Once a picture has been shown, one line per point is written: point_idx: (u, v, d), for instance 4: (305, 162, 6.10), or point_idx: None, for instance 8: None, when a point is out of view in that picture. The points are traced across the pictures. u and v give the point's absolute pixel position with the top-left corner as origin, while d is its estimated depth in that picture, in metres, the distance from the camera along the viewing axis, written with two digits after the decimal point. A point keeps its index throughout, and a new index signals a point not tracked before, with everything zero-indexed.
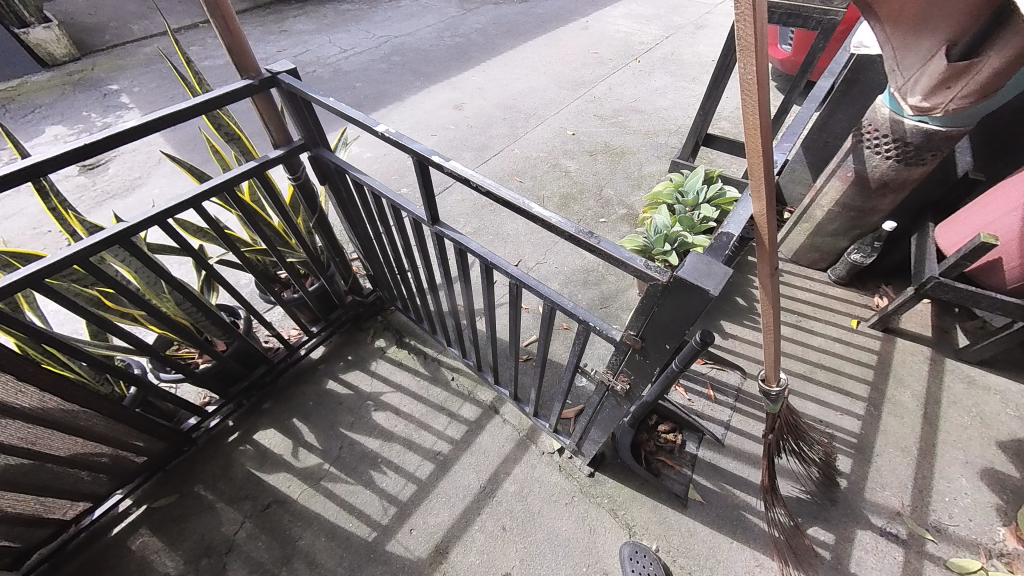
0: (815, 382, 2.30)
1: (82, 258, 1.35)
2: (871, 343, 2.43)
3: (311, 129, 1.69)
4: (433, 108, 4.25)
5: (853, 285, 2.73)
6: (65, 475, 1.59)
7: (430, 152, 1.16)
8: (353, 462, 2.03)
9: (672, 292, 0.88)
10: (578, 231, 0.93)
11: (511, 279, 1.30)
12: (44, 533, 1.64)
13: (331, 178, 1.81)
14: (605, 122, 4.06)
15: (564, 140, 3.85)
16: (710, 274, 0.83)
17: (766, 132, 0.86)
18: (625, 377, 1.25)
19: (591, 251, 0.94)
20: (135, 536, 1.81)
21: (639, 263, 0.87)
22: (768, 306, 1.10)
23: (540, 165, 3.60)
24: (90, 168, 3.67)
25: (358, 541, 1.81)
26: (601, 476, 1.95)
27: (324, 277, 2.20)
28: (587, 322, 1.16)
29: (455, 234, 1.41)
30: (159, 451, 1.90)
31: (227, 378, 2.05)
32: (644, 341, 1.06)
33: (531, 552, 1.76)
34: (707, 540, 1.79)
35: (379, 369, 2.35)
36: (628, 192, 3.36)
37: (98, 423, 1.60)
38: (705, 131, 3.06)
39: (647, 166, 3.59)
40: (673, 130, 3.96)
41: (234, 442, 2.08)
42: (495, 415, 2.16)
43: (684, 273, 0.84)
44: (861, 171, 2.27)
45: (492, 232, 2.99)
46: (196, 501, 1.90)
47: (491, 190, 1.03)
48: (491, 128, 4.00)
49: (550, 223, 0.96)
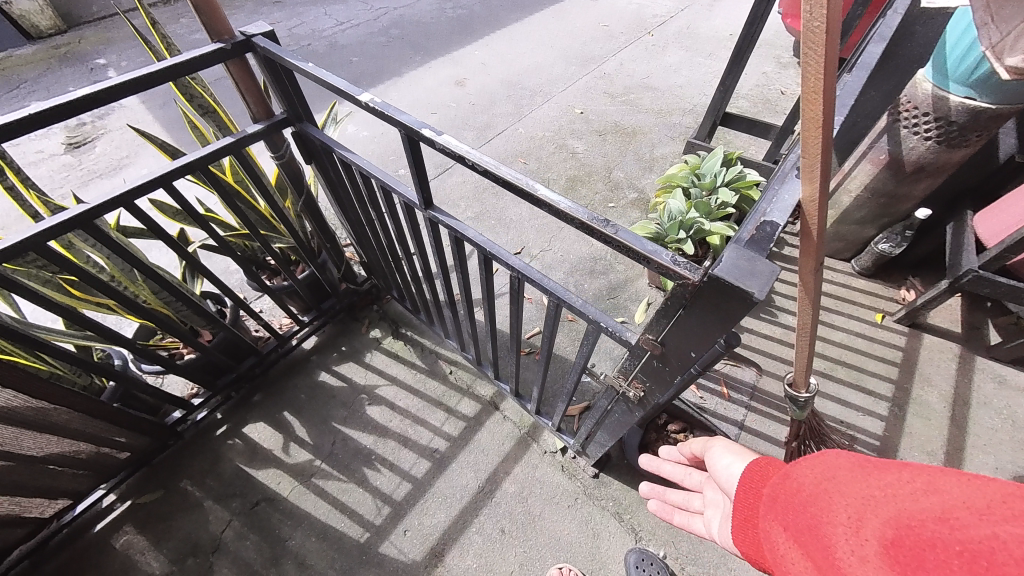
0: (835, 379, 2.16)
1: (41, 247, 1.23)
2: (896, 340, 2.29)
3: (294, 102, 1.53)
4: (434, 85, 4.03)
5: (878, 276, 2.57)
6: (42, 473, 1.51)
7: (419, 125, 0.99)
8: (346, 458, 1.94)
9: (705, 294, 0.73)
10: (592, 219, 0.77)
11: (512, 272, 1.15)
12: (21, 532, 1.56)
13: (317, 157, 1.65)
14: (617, 100, 3.82)
15: (571, 119, 3.63)
16: (752, 272, 0.67)
17: (830, 97, 0.71)
18: (639, 384, 1.13)
19: (607, 243, 0.79)
20: (119, 533, 1.73)
21: (665, 258, 0.73)
22: (805, 305, 0.96)
23: (546, 145, 3.40)
24: (76, 146, 3.52)
25: (350, 542, 1.72)
26: (605, 477, 1.85)
27: (315, 265, 2.08)
28: (598, 322, 1.02)
29: (449, 219, 1.24)
30: (143, 446, 1.81)
31: (213, 370, 1.95)
32: (665, 346, 0.93)
33: (531, 556, 1.68)
34: (718, 547, 1.69)
35: (374, 361, 2.24)
36: (638, 175, 3.17)
37: (73, 420, 1.52)
38: (723, 109, 2.87)
39: (659, 147, 3.38)
40: (688, 109, 3.72)
41: (222, 435, 2.00)
42: (496, 411, 2.05)
43: (721, 271, 0.68)
44: (896, 153, 2.09)
45: (495, 216, 2.84)
46: (183, 498, 1.82)
47: (490, 168, 0.87)
48: (495, 106, 3.78)
49: (559, 208, 0.80)
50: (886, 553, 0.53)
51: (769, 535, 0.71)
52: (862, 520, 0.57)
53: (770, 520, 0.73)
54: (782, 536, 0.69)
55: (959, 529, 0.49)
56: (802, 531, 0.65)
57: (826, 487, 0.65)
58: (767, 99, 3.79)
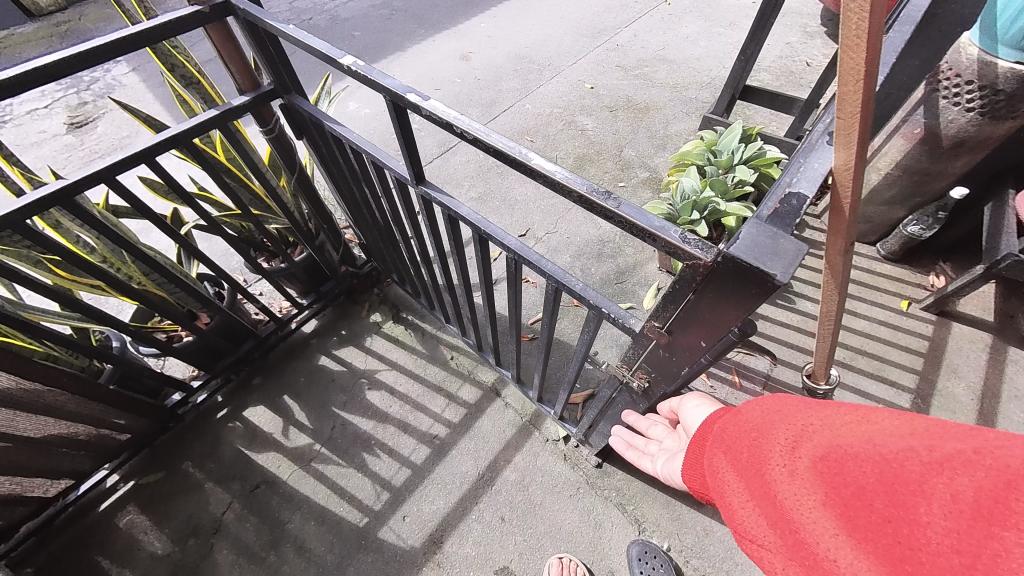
0: (855, 369, 2.05)
1: (19, 224, 1.18)
2: (922, 328, 2.16)
3: (280, 72, 1.43)
4: (438, 59, 3.86)
5: (905, 261, 2.41)
6: (42, 454, 1.51)
7: (404, 90, 0.89)
8: (346, 443, 1.91)
9: (718, 277, 0.64)
10: (591, 191, 0.68)
11: (509, 253, 1.07)
12: (25, 511, 1.58)
13: (306, 131, 1.56)
14: (629, 74, 3.62)
15: (581, 94, 3.46)
16: (775, 251, 0.58)
17: (878, 40, 0.60)
18: (644, 374, 1.05)
19: (609, 219, 0.70)
20: (123, 512, 1.75)
21: (673, 235, 0.64)
22: (831, 290, 0.87)
23: (554, 123, 3.25)
24: (78, 127, 3.48)
25: (349, 527, 1.71)
26: (609, 467, 1.79)
27: (312, 246, 2.02)
28: (600, 308, 0.94)
29: (442, 196, 1.16)
30: (144, 428, 1.81)
31: (211, 353, 1.93)
32: (671, 334, 0.84)
33: (532, 545, 1.65)
34: (725, 541, 1.63)
35: (374, 345, 2.19)
36: (651, 153, 3.01)
37: (69, 401, 1.51)
38: (743, 82, 2.68)
39: (674, 123, 3.20)
40: (706, 82, 3.51)
41: (223, 418, 1.99)
42: (497, 398, 2.00)
43: (737, 251, 0.58)
44: (933, 126, 1.92)
45: (499, 197, 2.73)
46: (184, 479, 1.83)
47: (480, 136, 0.78)
48: (501, 81, 3.61)
49: (555, 179, 0.71)
50: (817, 472, 0.57)
51: (714, 461, 0.77)
52: (801, 444, 0.61)
53: (717, 450, 0.77)
54: (726, 463, 0.73)
55: (882, 447, 0.53)
56: (744, 457, 0.69)
57: (771, 417, 0.69)
58: (791, 71, 3.55)
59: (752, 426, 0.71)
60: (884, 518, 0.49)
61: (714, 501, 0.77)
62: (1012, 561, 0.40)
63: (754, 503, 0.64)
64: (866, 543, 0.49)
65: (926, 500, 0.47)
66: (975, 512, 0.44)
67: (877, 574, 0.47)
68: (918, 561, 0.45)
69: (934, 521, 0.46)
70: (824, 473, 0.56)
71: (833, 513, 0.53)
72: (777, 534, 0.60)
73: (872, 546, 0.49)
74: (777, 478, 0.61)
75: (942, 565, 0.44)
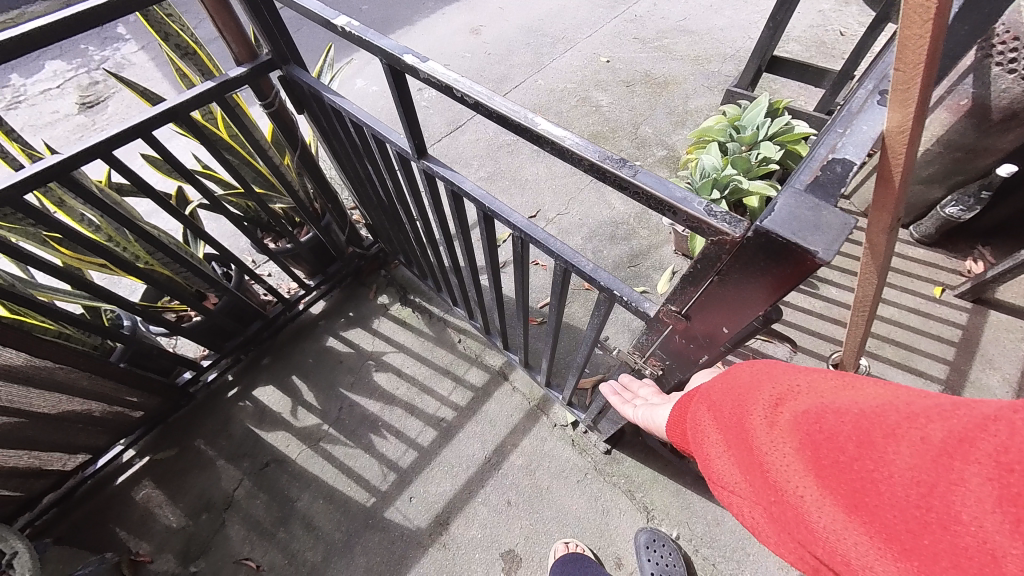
0: (881, 358, 1.95)
1: (17, 200, 1.17)
2: (955, 317, 2.03)
3: (277, 41, 1.36)
4: (448, 33, 3.72)
5: (940, 245, 2.26)
6: (57, 429, 1.54)
7: (402, 51, 0.83)
8: (353, 424, 1.92)
9: (746, 257, 0.57)
10: (605, 158, 0.61)
11: (515, 231, 1.01)
12: (45, 483, 1.62)
13: (307, 105, 1.49)
14: (648, 46, 3.43)
15: (596, 68, 3.30)
16: (817, 224, 0.50)
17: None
18: (658, 361, 1.00)
19: (623, 190, 0.63)
20: (139, 487, 1.79)
21: (697, 207, 0.57)
22: (870, 274, 0.79)
23: (567, 99, 3.11)
24: (89, 106, 3.48)
25: (357, 507, 1.73)
26: (618, 453, 1.75)
27: (318, 227, 1.98)
28: (611, 290, 0.87)
29: (445, 170, 1.09)
30: (156, 406, 1.84)
31: (221, 333, 1.93)
32: (690, 320, 0.78)
33: (538, 529, 1.64)
34: (736, 531, 1.59)
35: (381, 327, 2.17)
36: (669, 130, 2.87)
37: (81, 379, 1.52)
38: (772, 51, 2.51)
39: (694, 99, 3.04)
40: (729, 54, 3.31)
41: (233, 397, 2.01)
42: (504, 382, 1.97)
43: (772, 225, 0.51)
44: (982, 97, 1.81)
45: (509, 177, 2.64)
46: (197, 456, 1.86)
47: (483, 100, 0.71)
48: (512, 55, 3.47)
49: (564, 147, 0.64)
50: (794, 426, 0.58)
51: (698, 415, 0.79)
52: (783, 398, 0.62)
53: (701, 405, 0.80)
54: (710, 420, 0.75)
55: (862, 400, 0.53)
56: (725, 411, 0.71)
57: (757, 376, 0.68)
58: (823, 41, 3.31)
59: (736, 383, 0.72)
60: (849, 463, 0.50)
61: (698, 454, 0.80)
62: (965, 494, 0.41)
63: (733, 453, 0.67)
64: (832, 489, 0.51)
65: (892, 444, 0.47)
66: (942, 451, 0.43)
67: (839, 510, 0.51)
68: (877, 499, 0.47)
69: (897, 462, 0.46)
70: (799, 424, 0.57)
71: (804, 461, 0.55)
72: (752, 480, 0.63)
73: (836, 488, 0.51)
74: (755, 429, 0.63)
75: (898, 502, 0.45)
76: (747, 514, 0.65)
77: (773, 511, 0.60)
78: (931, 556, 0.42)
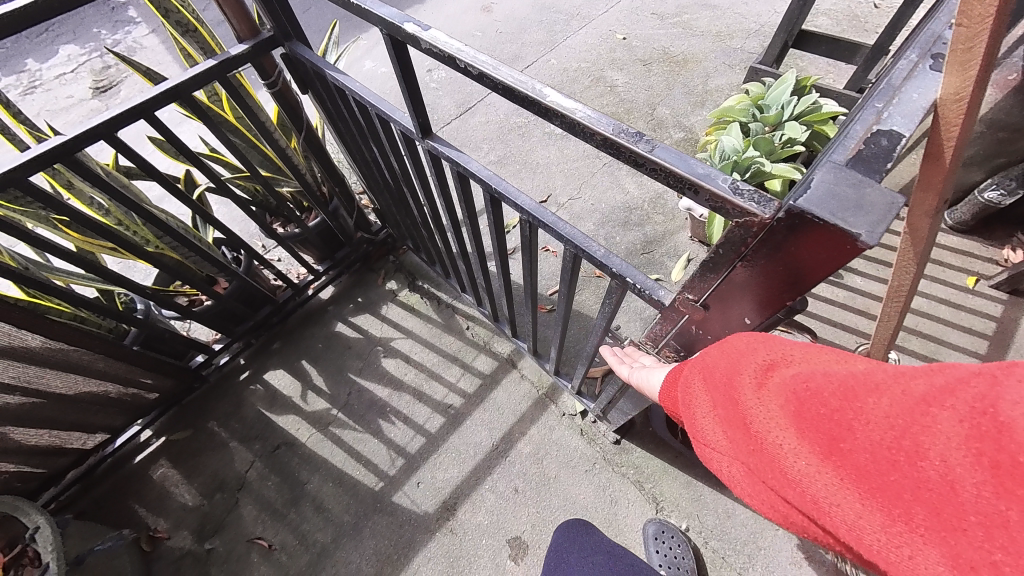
0: (907, 351, 1.86)
1: (22, 182, 1.17)
2: (989, 308, 1.92)
3: (278, 17, 1.31)
4: (458, 11, 3.60)
5: (976, 232, 2.13)
6: (76, 409, 1.58)
7: (402, 20, 0.78)
8: (362, 409, 1.93)
9: (777, 241, 0.52)
10: (619, 131, 0.56)
11: (522, 214, 0.96)
12: (67, 461, 1.67)
13: (312, 84, 1.45)
14: (666, 23, 3.27)
15: (612, 46, 3.16)
16: (859, 205, 0.45)
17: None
18: (671, 352, 0.95)
19: (638, 167, 0.58)
20: (156, 466, 1.84)
21: (721, 185, 0.52)
22: (908, 261, 0.73)
23: (581, 79, 2.99)
24: (102, 91, 3.49)
25: (365, 490, 1.74)
26: (627, 444, 1.73)
27: (325, 211, 1.96)
28: (623, 277, 0.83)
29: (451, 151, 1.04)
30: (170, 388, 1.87)
31: (231, 318, 1.94)
32: (708, 310, 0.73)
33: (544, 518, 1.63)
34: (748, 524, 1.56)
35: (389, 313, 2.16)
36: (687, 111, 2.75)
37: (96, 361, 1.55)
38: (800, 25, 2.36)
39: (714, 78, 2.89)
40: (753, 29, 3.13)
41: (245, 380, 2.03)
42: (513, 370, 1.95)
43: (807, 204, 0.46)
44: None
45: (519, 160, 2.57)
46: (210, 437, 1.89)
47: (487, 70, 0.66)
48: (524, 34, 3.34)
49: (574, 119, 0.59)
50: (782, 385, 0.56)
51: (687, 379, 0.75)
52: (770, 358, 0.61)
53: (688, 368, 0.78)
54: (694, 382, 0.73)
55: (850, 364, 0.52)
56: (711, 372, 0.69)
57: (750, 341, 0.65)
58: (856, 13, 3.10)
59: (724, 344, 0.70)
60: (830, 414, 0.50)
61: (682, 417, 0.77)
62: (933, 436, 0.42)
63: (714, 410, 0.66)
64: (813, 439, 0.51)
65: (876, 395, 0.47)
66: (923, 399, 0.43)
67: (814, 457, 0.50)
68: (852, 445, 0.47)
69: (876, 410, 0.46)
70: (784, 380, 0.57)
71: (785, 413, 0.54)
72: (731, 435, 0.62)
73: (814, 436, 0.51)
74: (740, 387, 0.62)
75: (873, 446, 0.46)
76: (723, 468, 0.65)
77: (749, 464, 0.60)
78: (898, 494, 0.43)
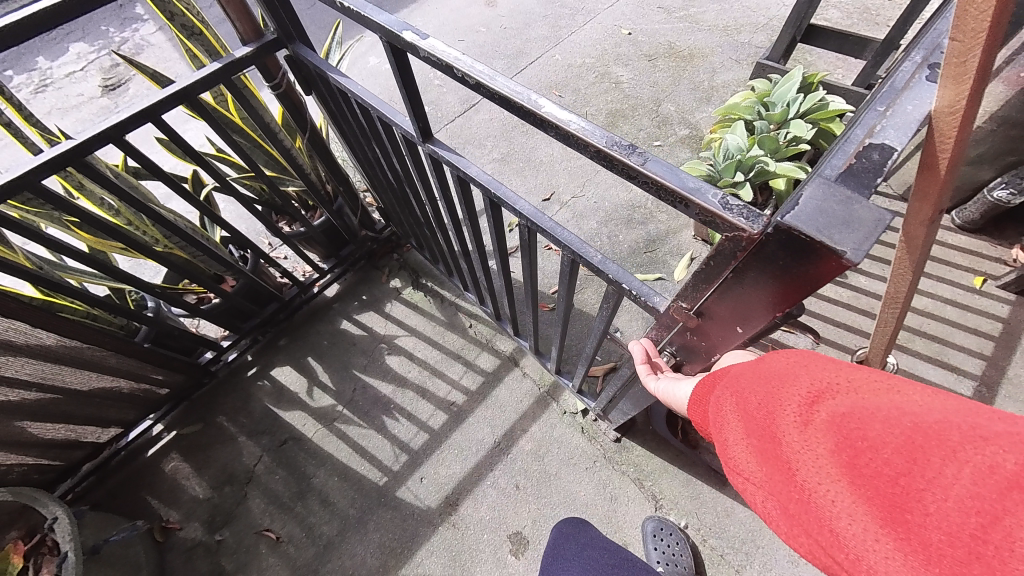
0: (912, 352, 1.85)
1: (35, 185, 1.20)
2: (996, 309, 1.90)
3: (281, 17, 1.31)
4: (462, 5, 3.57)
5: (985, 231, 2.10)
6: (89, 404, 1.62)
7: (401, 27, 0.78)
8: (366, 406, 1.96)
9: (767, 255, 0.53)
10: (612, 144, 0.57)
11: (522, 219, 0.97)
12: (82, 454, 1.73)
13: (315, 85, 1.46)
14: (673, 17, 3.23)
15: (617, 41, 3.13)
16: (847, 221, 0.45)
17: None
18: (668, 356, 0.96)
19: (631, 179, 0.59)
20: (167, 459, 1.89)
21: (712, 199, 0.53)
22: (905, 268, 0.73)
23: (586, 75, 2.97)
24: (112, 89, 3.53)
25: (369, 485, 1.78)
26: (628, 442, 1.74)
27: (330, 210, 1.98)
28: (619, 283, 0.84)
29: (451, 156, 1.05)
30: (180, 383, 1.91)
31: (239, 315, 1.98)
32: (702, 318, 0.74)
33: (545, 514, 1.66)
34: (746, 523, 1.57)
35: (393, 311, 2.19)
36: (693, 107, 2.72)
37: (107, 358, 1.59)
38: (809, 19, 2.32)
39: (721, 73, 2.86)
40: (762, 23, 3.08)
41: (253, 376, 2.07)
42: (515, 367, 1.97)
43: (795, 220, 0.47)
44: None
45: (523, 158, 2.57)
46: (219, 431, 1.94)
47: (484, 80, 0.67)
48: (529, 29, 3.32)
49: (569, 131, 0.59)
50: (834, 427, 0.51)
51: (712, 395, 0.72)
52: (820, 393, 0.54)
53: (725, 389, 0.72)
54: (725, 404, 0.68)
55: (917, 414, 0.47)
56: (751, 401, 0.62)
57: (792, 366, 0.60)
58: (867, 6, 3.04)
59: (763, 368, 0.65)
60: (896, 478, 0.45)
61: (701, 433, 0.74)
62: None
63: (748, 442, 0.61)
64: (870, 500, 0.46)
65: (952, 462, 0.43)
66: (1013, 484, 0.39)
67: (871, 523, 0.46)
68: (920, 519, 0.43)
69: (956, 484, 0.42)
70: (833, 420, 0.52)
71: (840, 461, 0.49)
72: (767, 474, 0.57)
73: (873, 499, 0.46)
74: (782, 422, 0.57)
75: (948, 527, 0.42)
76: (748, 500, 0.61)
77: (780, 506, 0.56)
78: None
